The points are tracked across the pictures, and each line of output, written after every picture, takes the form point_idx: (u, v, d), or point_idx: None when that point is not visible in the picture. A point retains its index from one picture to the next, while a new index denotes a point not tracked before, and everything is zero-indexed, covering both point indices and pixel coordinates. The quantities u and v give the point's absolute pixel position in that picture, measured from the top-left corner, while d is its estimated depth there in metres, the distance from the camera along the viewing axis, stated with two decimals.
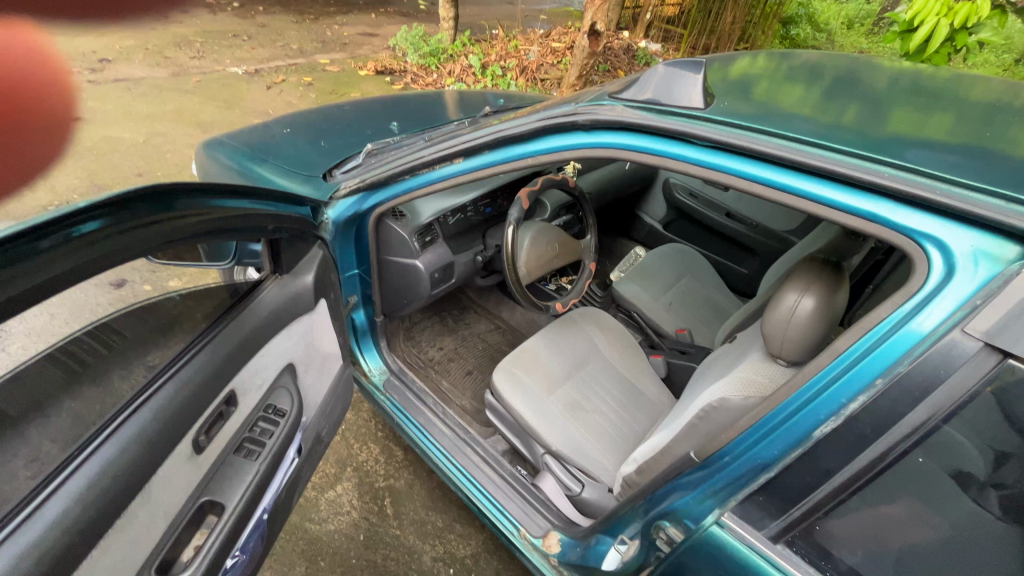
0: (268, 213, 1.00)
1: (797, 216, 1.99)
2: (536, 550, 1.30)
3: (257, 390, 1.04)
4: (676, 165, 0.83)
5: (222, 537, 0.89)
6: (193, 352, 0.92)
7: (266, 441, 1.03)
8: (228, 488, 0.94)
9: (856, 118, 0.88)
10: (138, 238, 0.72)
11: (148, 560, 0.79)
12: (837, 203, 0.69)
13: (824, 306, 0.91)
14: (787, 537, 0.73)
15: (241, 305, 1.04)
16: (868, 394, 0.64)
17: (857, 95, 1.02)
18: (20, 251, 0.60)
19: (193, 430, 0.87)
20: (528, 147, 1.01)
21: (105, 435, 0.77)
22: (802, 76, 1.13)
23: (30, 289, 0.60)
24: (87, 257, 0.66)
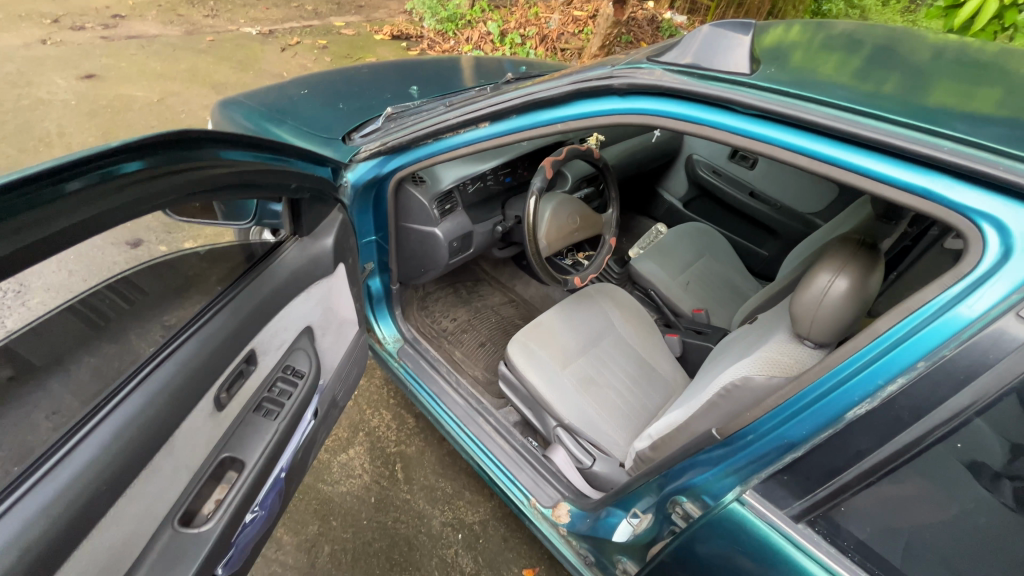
0: (290, 170, 0.97)
1: (825, 196, 1.92)
2: (545, 520, 1.32)
3: (275, 351, 1.04)
4: (715, 134, 0.79)
5: (242, 491, 0.90)
6: (214, 310, 0.92)
7: (284, 401, 1.03)
8: (248, 446, 0.95)
9: (902, 89, 0.83)
10: (164, 187, 0.70)
11: (172, 510, 0.81)
12: (888, 177, 0.65)
13: (857, 287, 0.88)
14: (809, 517, 0.70)
15: (260, 266, 1.03)
16: (908, 376, 0.62)
17: (899, 66, 0.97)
18: (45, 193, 0.59)
19: (215, 387, 0.88)
20: (558, 112, 0.97)
21: (129, 388, 0.77)
22: (839, 45, 1.08)
23: (60, 231, 0.59)
24: (114, 202, 0.64)
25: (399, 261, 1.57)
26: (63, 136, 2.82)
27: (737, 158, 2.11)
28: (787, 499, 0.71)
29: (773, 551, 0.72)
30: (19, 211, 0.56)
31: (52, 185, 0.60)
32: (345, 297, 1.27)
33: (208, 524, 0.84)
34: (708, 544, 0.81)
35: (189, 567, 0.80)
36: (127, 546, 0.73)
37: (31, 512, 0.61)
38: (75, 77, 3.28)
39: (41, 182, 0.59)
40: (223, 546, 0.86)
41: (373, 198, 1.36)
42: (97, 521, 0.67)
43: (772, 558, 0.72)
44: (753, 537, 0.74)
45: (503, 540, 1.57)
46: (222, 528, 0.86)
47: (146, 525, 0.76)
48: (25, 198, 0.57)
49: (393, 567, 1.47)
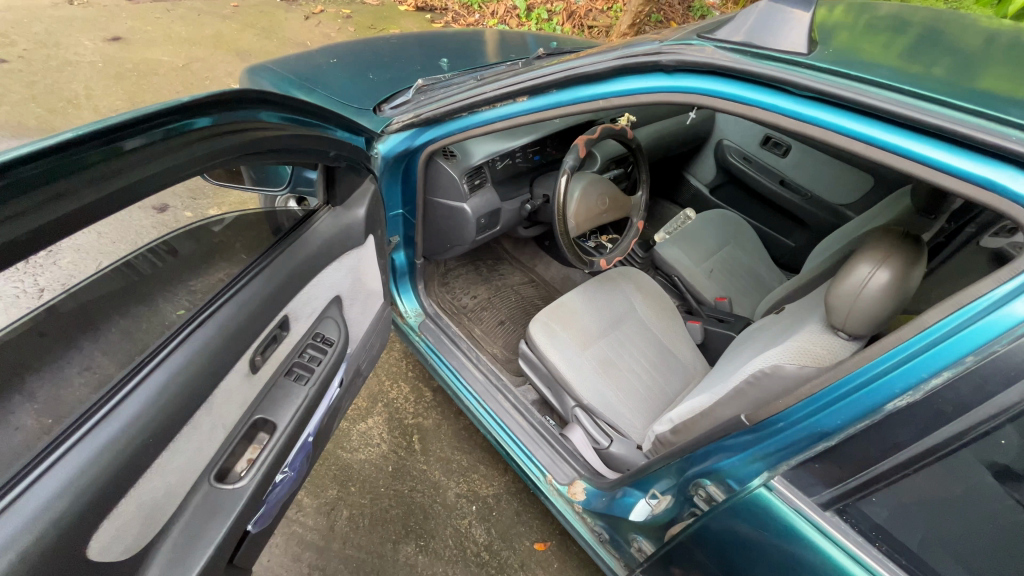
0: (330, 138, 0.98)
1: (861, 186, 1.86)
2: (561, 496, 1.34)
3: (307, 318, 1.05)
4: (766, 116, 0.78)
5: (274, 452, 0.93)
6: (250, 275, 0.93)
7: (314, 367, 1.05)
8: (279, 409, 0.97)
9: (959, 75, 0.80)
10: (212, 149, 0.71)
11: (208, 466, 0.83)
12: (948, 166, 0.63)
13: (898, 280, 0.87)
14: (839, 505, 0.70)
15: (294, 234, 1.03)
16: (954, 371, 0.61)
17: (953, 51, 0.93)
18: (104, 151, 0.60)
19: (250, 350, 0.89)
20: (600, 88, 0.95)
21: (171, 348, 0.79)
22: (887, 27, 1.04)
23: (117, 191, 0.60)
24: (168, 162, 0.65)
25: (425, 236, 1.57)
26: (90, 98, 2.82)
27: (769, 145, 2.05)
28: (817, 486, 0.72)
29: (796, 536, 0.73)
30: (79, 171, 0.57)
31: (111, 142, 0.61)
32: (372, 269, 1.29)
33: (242, 480, 0.87)
34: (733, 526, 0.82)
35: (225, 520, 0.83)
36: (168, 497, 0.76)
37: (83, 461, 0.64)
38: (102, 40, 3.28)
39: (101, 139, 0.60)
40: (255, 502, 0.89)
41: (403, 169, 1.36)
42: (142, 472, 0.70)
43: (796, 542, 0.73)
44: (779, 522, 0.75)
45: (516, 514, 1.60)
46: (255, 486, 0.89)
47: (186, 478, 0.79)
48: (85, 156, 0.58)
49: (408, 533, 1.51)
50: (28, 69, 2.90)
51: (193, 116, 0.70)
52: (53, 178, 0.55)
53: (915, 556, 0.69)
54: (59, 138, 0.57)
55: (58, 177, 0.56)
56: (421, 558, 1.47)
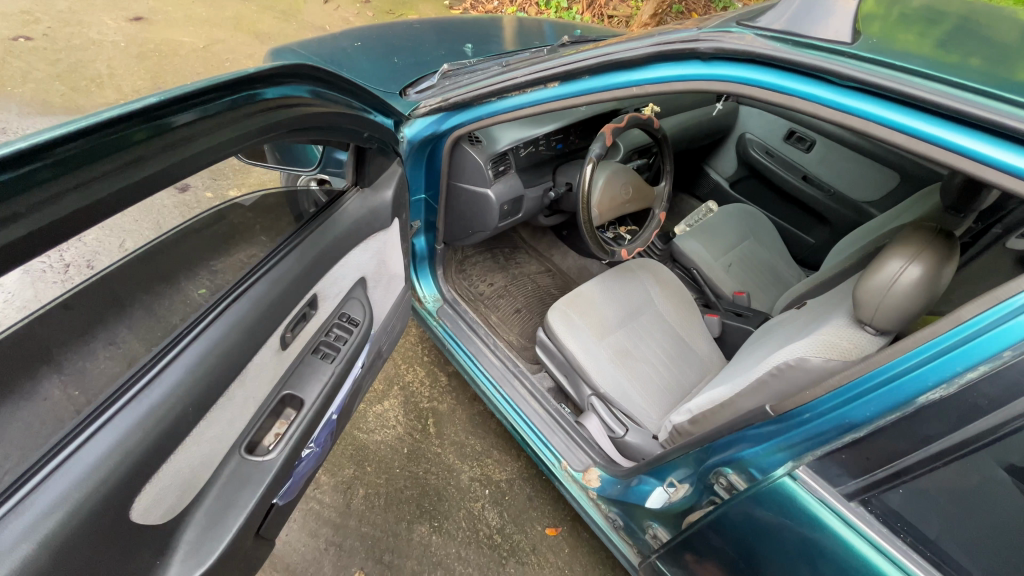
0: (363, 118, 0.99)
1: (885, 184, 1.85)
2: (575, 482, 1.36)
3: (334, 298, 1.07)
4: (804, 105, 0.77)
5: (301, 427, 0.95)
6: (282, 253, 0.94)
7: (340, 346, 1.07)
8: (307, 386, 0.99)
9: (1001, 66, 0.79)
10: (252, 127, 0.72)
11: (239, 438, 0.85)
12: (995, 160, 0.62)
13: (930, 276, 0.87)
14: (864, 496, 0.71)
15: (324, 214, 1.05)
16: (991, 365, 0.61)
17: (991, 43, 0.92)
18: (155, 126, 0.62)
19: (281, 327, 0.91)
20: (634, 75, 0.95)
21: (206, 322, 0.80)
22: (923, 18, 1.03)
23: (163, 168, 0.61)
24: (214, 140, 0.67)
25: (446, 221, 1.58)
26: (113, 77, 2.82)
27: (793, 140, 2.04)
28: (843, 477, 0.72)
29: (820, 524, 0.74)
30: (127, 145, 0.59)
31: (161, 117, 0.63)
32: (395, 252, 1.30)
33: (271, 453, 0.89)
34: (755, 514, 0.83)
35: (254, 491, 0.85)
36: (202, 467, 0.78)
37: (127, 427, 0.66)
38: (124, 19, 3.30)
39: (148, 115, 0.62)
40: (283, 475, 0.91)
41: (427, 153, 1.36)
42: (181, 441, 0.72)
43: (818, 531, 0.74)
44: (801, 510, 0.76)
45: (528, 499, 1.62)
46: (283, 459, 0.91)
47: (219, 449, 0.81)
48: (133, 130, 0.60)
49: (422, 514, 1.53)
50: (52, 47, 2.92)
51: (232, 92, 0.71)
52: (103, 152, 0.57)
53: (942, 551, 0.69)
54: (109, 114, 0.59)
55: (114, 150, 0.58)
56: (435, 539, 1.49)
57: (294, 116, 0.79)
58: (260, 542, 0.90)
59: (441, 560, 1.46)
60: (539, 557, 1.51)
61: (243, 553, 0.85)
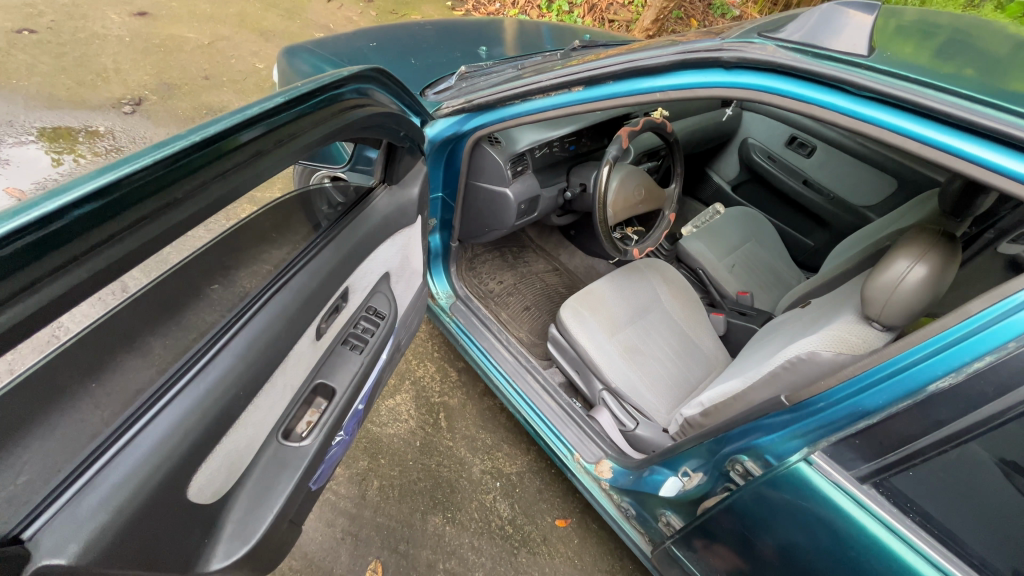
0: (400, 118, 1.06)
1: (883, 190, 1.91)
2: (587, 473, 1.40)
3: (362, 291, 1.11)
4: (822, 113, 0.82)
5: (333, 415, 0.98)
6: (318, 247, 0.98)
7: (368, 338, 1.11)
8: (337, 375, 1.02)
9: (993, 77, 0.85)
10: (313, 137, 0.76)
11: (277, 424, 0.88)
12: (1002, 167, 0.67)
13: (934, 276, 0.92)
14: (876, 479, 0.75)
15: (355, 211, 1.09)
16: (997, 355, 0.65)
17: (980, 54, 0.98)
18: (232, 141, 0.65)
19: (317, 318, 0.95)
20: (657, 81, 0.98)
21: (254, 310, 0.83)
22: (916, 31, 1.09)
23: (240, 183, 0.65)
24: (276, 148, 0.70)
25: (462, 219, 1.62)
26: (119, 72, 2.79)
27: (795, 145, 2.10)
28: (856, 461, 0.76)
29: (834, 505, 0.78)
30: (217, 161, 0.63)
31: (237, 131, 0.65)
32: (413, 248, 1.34)
33: (306, 439, 0.92)
34: (771, 498, 0.87)
35: (292, 475, 0.89)
36: (246, 450, 0.81)
37: (186, 407, 0.70)
38: (128, 14, 3.28)
39: (229, 133, 0.64)
40: (317, 461, 0.95)
41: (448, 152, 1.40)
42: (230, 425, 0.75)
43: (831, 512, 0.79)
44: (818, 493, 0.80)
45: (538, 491, 1.66)
46: (318, 446, 0.94)
47: (260, 433, 0.84)
48: (217, 147, 0.63)
49: (436, 505, 1.56)
50: (57, 40, 2.91)
51: (297, 104, 0.75)
52: (197, 168, 0.60)
53: (953, 534, 0.73)
54: (201, 135, 0.61)
55: (198, 170, 0.61)
56: (448, 529, 1.53)
57: (346, 123, 0.83)
58: (296, 525, 0.93)
59: (455, 550, 1.49)
60: (549, 547, 1.55)
61: (280, 536, 0.87)
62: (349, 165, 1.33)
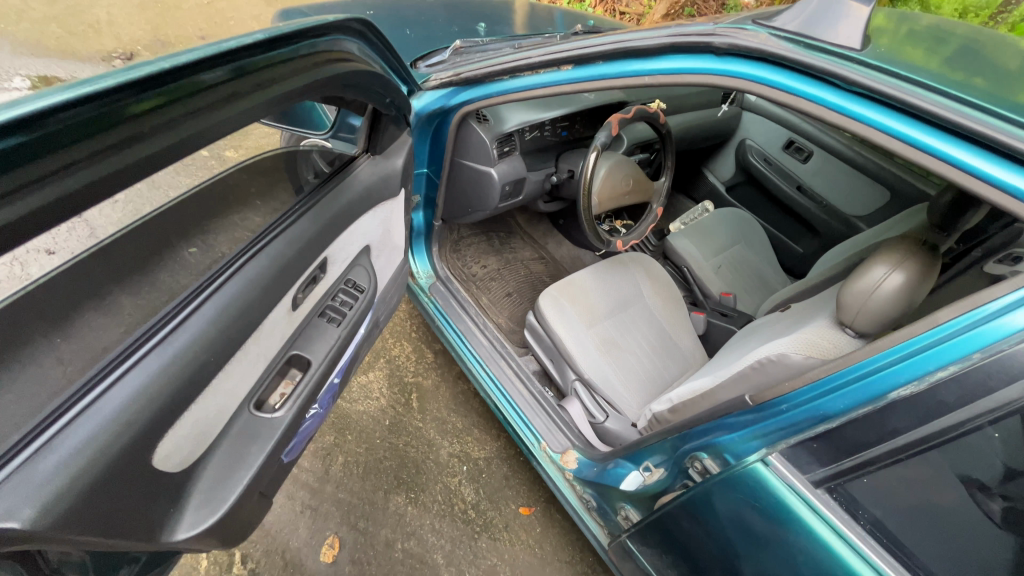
0: (387, 83, 1.05)
1: (875, 201, 1.88)
2: (553, 463, 1.39)
3: (341, 263, 1.08)
4: (810, 107, 0.79)
5: (309, 387, 0.95)
6: (298, 213, 0.96)
7: (346, 311, 1.09)
8: (314, 346, 1.00)
9: (996, 87, 0.83)
10: (280, 92, 0.72)
11: (249, 395, 0.86)
12: (984, 174, 0.65)
13: (911, 284, 0.90)
14: (830, 484, 0.73)
15: (334, 180, 1.07)
16: (961, 365, 0.63)
17: (990, 65, 0.96)
18: (194, 81, 0.60)
19: (293, 289, 0.92)
20: (648, 65, 0.94)
21: (226, 276, 0.81)
22: (928, 37, 1.06)
23: (198, 130, 0.60)
24: (239, 97, 0.66)
25: (446, 197, 1.59)
26: (111, 25, 2.62)
27: (792, 149, 2.07)
28: (812, 465, 0.74)
29: (787, 509, 0.76)
30: (180, 100, 0.59)
31: (196, 71, 0.60)
32: (396, 223, 1.31)
33: (279, 411, 0.90)
34: (721, 496, 0.85)
35: (263, 446, 0.86)
36: (216, 420, 0.79)
37: (151, 371, 0.66)
38: None
39: (189, 71, 0.60)
40: (291, 433, 0.92)
41: (434, 127, 1.36)
42: (199, 391, 0.73)
43: (783, 516, 0.77)
44: (772, 497, 0.78)
45: (505, 478, 1.64)
46: (292, 417, 0.91)
47: (230, 403, 0.81)
48: (177, 86, 0.58)
49: (400, 485, 1.55)
50: None
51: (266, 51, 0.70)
52: (150, 105, 0.56)
53: (911, 553, 0.72)
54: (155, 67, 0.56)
55: (151, 108, 0.56)
56: (410, 509, 1.51)
57: (318, 79, 0.79)
58: (266, 498, 0.91)
59: (415, 531, 1.48)
60: (511, 534, 1.54)
61: (247, 510, 0.85)
62: (331, 133, 1.29)
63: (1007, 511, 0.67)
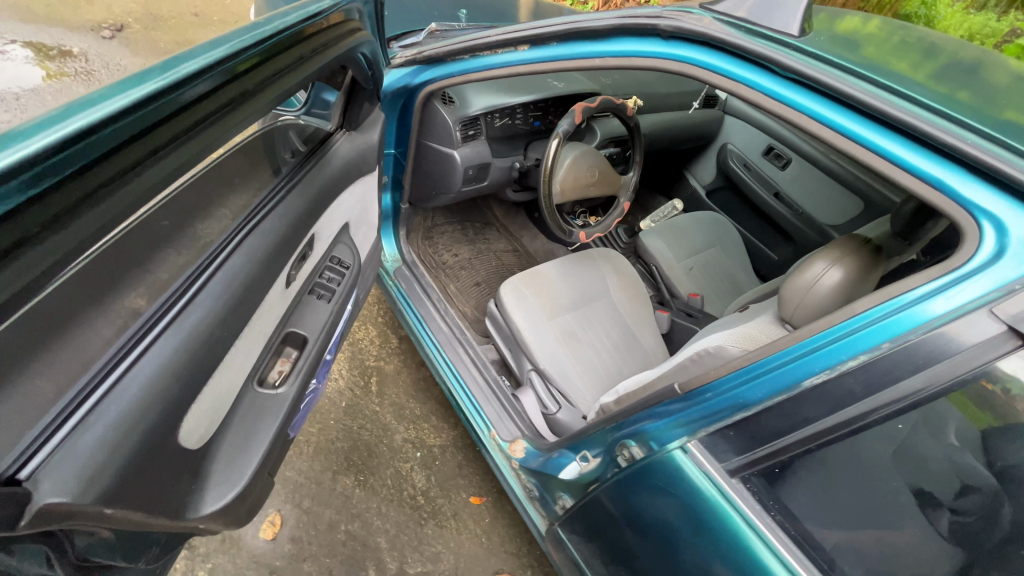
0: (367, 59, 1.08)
1: (848, 211, 1.87)
2: (501, 451, 1.37)
3: (326, 240, 1.06)
4: (748, 92, 0.79)
5: (308, 362, 0.95)
6: (285, 189, 0.94)
7: (334, 288, 1.07)
8: (307, 323, 0.98)
9: (978, 101, 0.81)
10: (262, 100, 0.70)
11: (251, 372, 0.84)
12: (908, 165, 0.65)
13: (850, 281, 0.89)
14: (744, 473, 0.72)
15: (315, 156, 1.06)
16: (870, 354, 0.62)
17: (977, 76, 0.93)
18: (181, 97, 0.57)
19: (287, 266, 0.91)
20: (597, 47, 0.94)
21: (223, 253, 0.78)
22: (924, 48, 1.04)
23: (188, 152, 0.59)
24: (222, 112, 0.64)
25: (413, 180, 1.58)
26: None
27: (771, 156, 2.07)
28: (727, 453, 0.73)
29: (706, 500, 0.75)
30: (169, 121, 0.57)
31: (184, 89, 0.57)
32: (371, 201, 1.29)
33: (282, 388, 0.89)
34: (648, 486, 0.84)
35: (273, 422, 0.86)
36: (226, 396, 0.78)
37: (169, 348, 0.65)
38: None
39: (178, 88, 0.56)
40: (295, 408, 0.92)
41: (400, 106, 1.35)
42: (212, 367, 0.72)
43: (703, 505, 0.76)
44: (689, 484, 0.77)
45: (458, 466, 1.63)
46: (296, 393, 0.91)
47: (236, 381, 0.80)
48: (166, 105, 0.55)
49: (349, 467, 1.53)
50: None
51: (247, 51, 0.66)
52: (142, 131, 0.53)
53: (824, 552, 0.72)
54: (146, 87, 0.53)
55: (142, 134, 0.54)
56: (358, 492, 1.50)
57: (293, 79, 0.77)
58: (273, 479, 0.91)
59: (360, 513, 1.46)
60: (458, 522, 1.53)
61: (261, 487, 0.85)
62: (303, 111, 1.24)
63: (949, 521, 0.69)
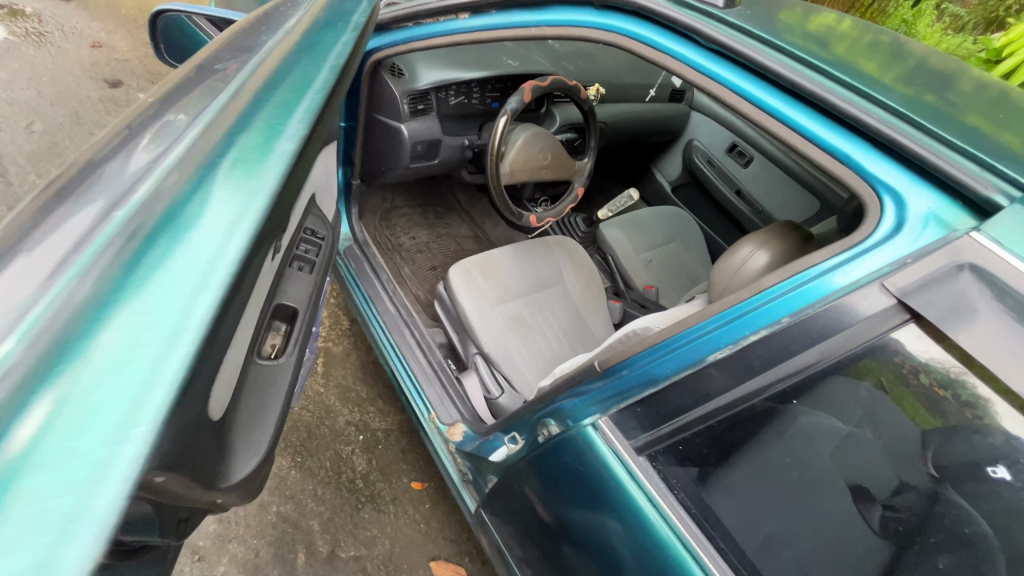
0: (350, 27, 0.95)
1: (806, 209, 1.88)
2: (440, 434, 1.32)
3: (301, 210, 0.99)
4: (675, 65, 0.84)
5: (302, 332, 0.92)
6: None
7: (313, 258, 1.03)
8: (292, 294, 0.94)
9: (935, 101, 0.80)
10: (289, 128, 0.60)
11: (252, 347, 0.80)
12: (818, 140, 0.70)
13: (777, 263, 0.88)
14: (649, 450, 0.70)
15: None
16: (771, 328, 0.63)
17: (937, 72, 0.92)
18: None
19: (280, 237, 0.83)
20: (533, 19, 0.97)
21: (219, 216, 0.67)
22: (897, 45, 0.99)
23: None
24: None
25: (365, 156, 1.55)
26: None
27: (734, 153, 2.07)
28: (635, 430, 0.71)
29: (613, 478, 0.73)
30: None
31: None
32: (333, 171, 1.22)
33: (283, 358, 0.87)
34: (562, 465, 0.81)
35: (280, 390, 0.84)
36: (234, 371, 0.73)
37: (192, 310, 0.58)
38: None
39: None
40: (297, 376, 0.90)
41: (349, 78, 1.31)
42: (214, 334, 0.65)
43: (611, 485, 0.73)
44: (598, 462, 0.74)
45: (401, 451, 1.59)
46: (295, 361, 0.89)
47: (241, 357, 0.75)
48: None
49: (288, 448, 1.49)
50: None
51: None
52: None
53: (747, 558, 0.66)
54: None
55: None
56: (293, 474, 1.46)
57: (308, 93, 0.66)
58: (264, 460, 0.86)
59: (294, 495, 1.43)
60: (397, 507, 1.50)
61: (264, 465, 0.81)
62: None
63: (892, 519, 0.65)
